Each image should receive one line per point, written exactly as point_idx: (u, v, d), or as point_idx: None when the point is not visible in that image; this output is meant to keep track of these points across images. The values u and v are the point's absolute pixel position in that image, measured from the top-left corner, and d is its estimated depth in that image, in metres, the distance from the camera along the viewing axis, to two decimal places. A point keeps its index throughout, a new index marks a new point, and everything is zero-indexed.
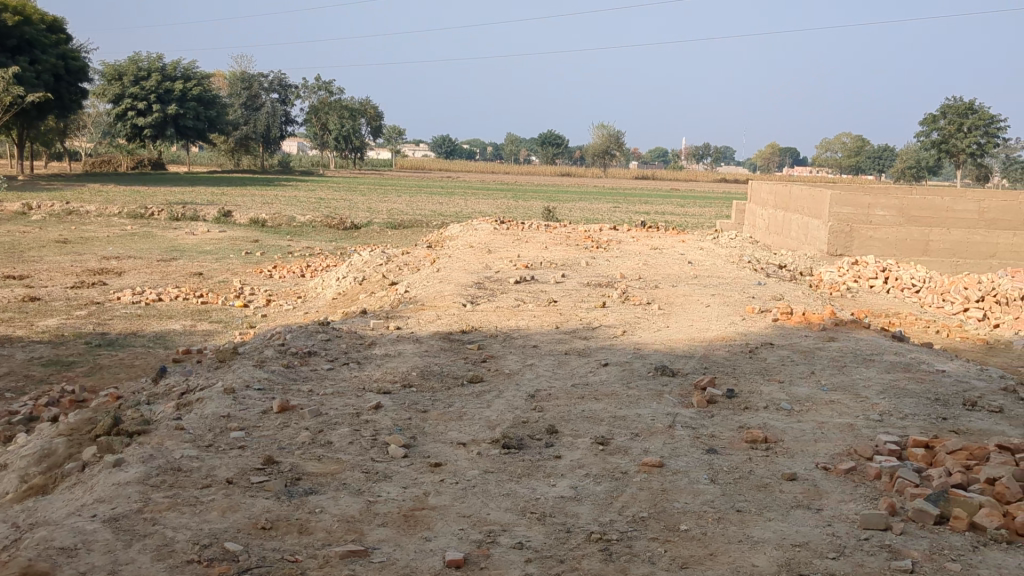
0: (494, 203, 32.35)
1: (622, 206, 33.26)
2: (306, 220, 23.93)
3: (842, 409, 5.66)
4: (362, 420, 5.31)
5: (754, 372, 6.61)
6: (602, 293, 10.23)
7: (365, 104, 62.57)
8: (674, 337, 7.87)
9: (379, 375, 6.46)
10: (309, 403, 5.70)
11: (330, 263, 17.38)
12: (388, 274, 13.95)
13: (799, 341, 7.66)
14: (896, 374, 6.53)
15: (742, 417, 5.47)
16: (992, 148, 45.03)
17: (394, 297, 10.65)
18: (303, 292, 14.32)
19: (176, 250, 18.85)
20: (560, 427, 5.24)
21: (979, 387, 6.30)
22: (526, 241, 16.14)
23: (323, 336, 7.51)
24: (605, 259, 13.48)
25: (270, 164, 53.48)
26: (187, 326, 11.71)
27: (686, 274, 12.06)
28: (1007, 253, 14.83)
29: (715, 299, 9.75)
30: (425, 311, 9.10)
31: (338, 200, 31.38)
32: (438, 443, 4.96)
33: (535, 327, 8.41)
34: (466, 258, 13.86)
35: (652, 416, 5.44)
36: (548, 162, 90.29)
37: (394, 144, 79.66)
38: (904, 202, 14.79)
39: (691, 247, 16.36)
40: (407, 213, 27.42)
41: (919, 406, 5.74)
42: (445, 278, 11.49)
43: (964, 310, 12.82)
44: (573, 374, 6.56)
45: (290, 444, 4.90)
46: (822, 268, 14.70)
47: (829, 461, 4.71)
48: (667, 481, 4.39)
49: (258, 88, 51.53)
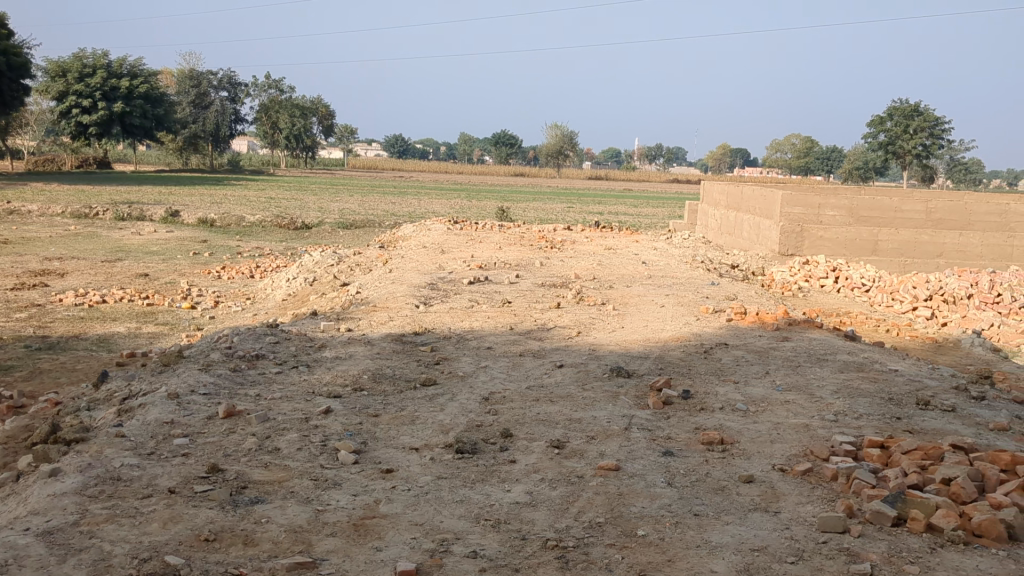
0: (447, 203, 32.19)
1: (576, 206, 33.29)
2: (256, 220, 23.60)
3: (797, 409, 5.64)
4: (312, 425, 5.17)
5: (709, 372, 6.58)
6: (557, 293, 10.16)
7: (317, 103, 62.00)
8: (629, 338, 7.82)
9: (329, 378, 6.32)
10: (257, 407, 5.54)
11: (281, 264, 17.13)
12: (340, 275, 13.76)
13: (753, 341, 7.65)
14: (849, 374, 6.54)
15: (698, 419, 5.43)
16: (937, 150, 45.85)
17: (345, 297, 10.49)
18: (252, 293, 14.08)
19: (121, 250, 18.47)
20: (515, 430, 5.15)
21: (931, 386, 6.33)
22: (479, 241, 16.03)
23: (272, 339, 7.35)
24: (558, 259, 13.42)
25: (220, 163, 52.75)
26: (132, 329, 11.43)
27: (640, 274, 12.04)
28: (954, 252, 15.05)
29: (669, 299, 9.73)
30: (377, 312, 8.97)
31: (289, 199, 31.02)
32: (390, 448, 4.84)
33: (489, 328, 8.31)
34: (419, 258, 13.72)
35: (608, 418, 5.37)
36: (501, 162, 90.29)
37: (346, 144, 79.10)
38: (853, 202, 14.90)
39: (645, 248, 16.38)
40: (359, 213, 27.17)
41: (873, 406, 5.74)
42: (398, 279, 11.34)
43: (912, 309, 12.97)
44: (527, 376, 6.48)
45: (236, 451, 4.75)
46: (774, 268, 14.80)
47: (785, 463, 4.68)
48: (624, 485, 4.31)
49: (206, 86, 50.79)
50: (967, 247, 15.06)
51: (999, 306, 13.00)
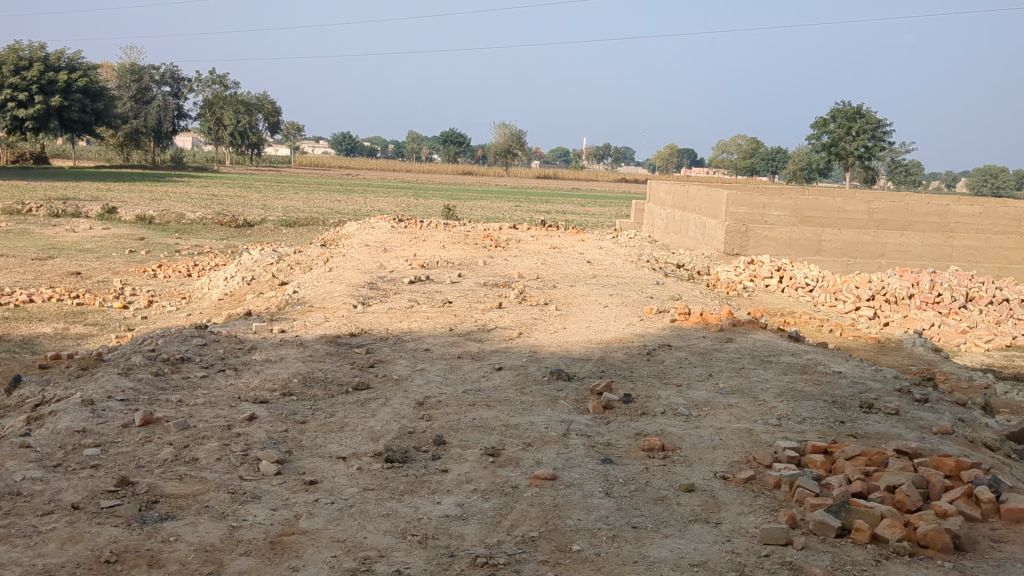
0: (393, 201, 31.83)
1: (523, 205, 33.12)
2: (197, 218, 23.04)
3: (740, 413, 5.49)
4: (233, 434, 4.90)
5: (652, 375, 6.42)
6: (499, 293, 9.96)
7: (262, 99, 61.11)
8: (571, 339, 7.64)
9: (257, 383, 6.04)
10: (177, 414, 5.25)
11: (219, 262, 16.69)
12: (279, 274, 13.41)
13: (696, 342, 7.51)
14: (792, 376, 6.42)
15: (639, 424, 5.25)
16: (879, 152, 46.52)
17: (281, 297, 10.17)
18: (188, 292, 13.66)
19: (53, 248, 17.86)
20: (448, 437, 4.93)
21: (875, 388, 6.23)
22: (423, 240, 15.77)
23: (198, 340, 7.03)
24: (503, 258, 13.22)
25: (161, 159, 51.66)
26: (59, 329, 10.99)
27: (585, 274, 11.87)
28: (895, 253, 15.14)
29: (613, 300, 9.58)
30: (313, 313, 8.68)
31: (231, 197, 30.43)
32: (315, 458, 4.59)
33: (427, 329, 8.07)
34: (360, 257, 13.42)
35: (546, 424, 5.17)
36: (449, 160, 89.95)
37: (293, 142, 78.13)
38: (797, 202, 15.01)
39: (591, 247, 16.25)
40: (303, 210, 26.72)
41: (817, 410, 5.61)
42: (337, 278, 11.04)
43: (855, 309, 13.00)
44: (465, 380, 6.26)
45: (150, 462, 4.46)
46: (719, 268, 14.77)
47: (726, 470, 4.52)
48: (560, 495, 4.11)
49: (148, 80, 49.73)
50: (909, 248, 15.16)
51: (939, 306, 13.09)
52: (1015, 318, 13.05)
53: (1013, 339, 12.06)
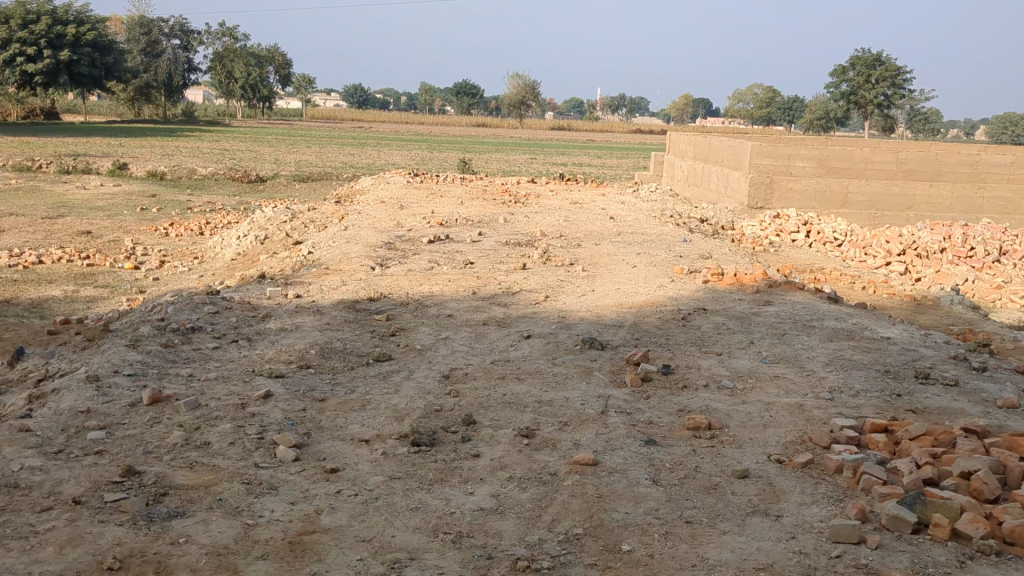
0: (407, 155, 31.31)
1: (538, 158, 32.59)
2: (209, 173, 22.64)
3: (789, 386, 5.12)
4: (247, 414, 4.57)
5: (689, 342, 6.05)
6: (522, 253, 9.57)
7: (273, 52, 60.34)
8: (600, 303, 7.25)
9: (272, 355, 5.70)
10: (187, 391, 4.92)
11: (232, 220, 16.34)
12: (292, 233, 13.06)
13: (733, 306, 7.12)
14: (840, 343, 6.03)
15: (681, 399, 4.89)
16: (898, 99, 45.55)
17: (295, 259, 9.81)
18: (200, 252, 13.30)
19: (63, 206, 17.53)
20: (478, 416, 4.58)
21: (928, 356, 5.83)
22: (439, 196, 15.36)
23: (209, 308, 6.68)
24: (523, 215, 12.82)
25: (173, 113, 51.12)
26: (69, 292, 10.68)
27: (609, 231, 11.46)
28: (924, 205, 14.66)
29: (640, 259, 9.17)
30: (329, 276, 8.32)
31: (244, 151, 30.01)
32: (336, 441, 4.26)
33: (449, 293, 7.70)
34: (376, 215, 13.02)
35: (582, 400, 4.82)
36: (462, 112, 89.07)
37: (305, 94, 77.38)
38: (822, 153, 14.46)
39: (612, 202, 15.79)
40: (317, 165, 26.31)
41: (870, 381, 5.23)
42: (353, 237, 10.66)
43: (886, 264, 12.57)
44: (492, 350, 5.91)
45: (157, 447, 4.14)
46: (744, 222, 14.33)
47: (781, 453, 4.16)
48: (603, 484, 3.77)
49: (157, 34, 49.07)
50: (938, 200, 14.67)
51: (973, 260, 12.63)
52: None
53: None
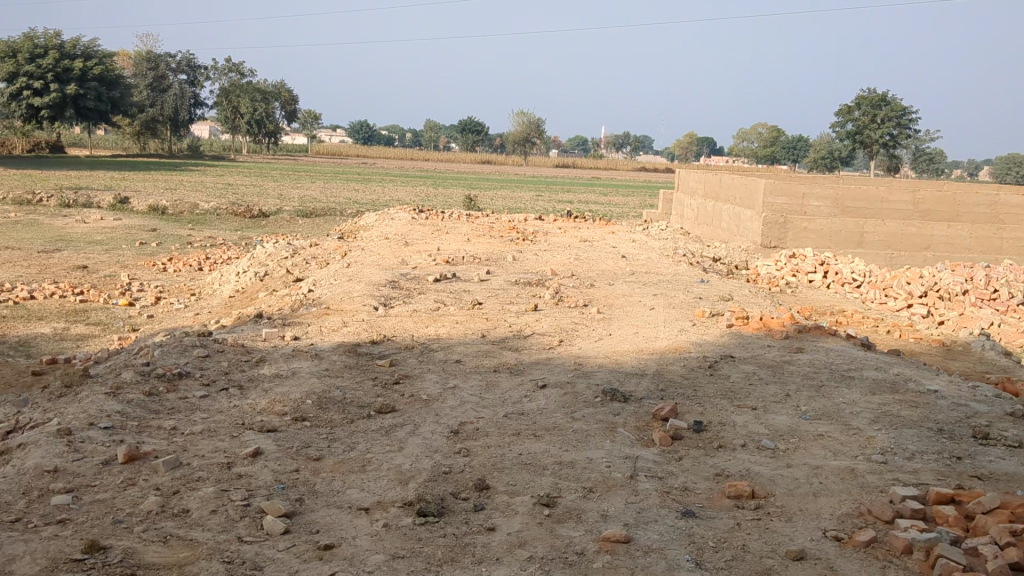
0: (412, 190, 30.99)
1: (544, 195, 32.23)
2: (211, 208, 22.26)
3: (836, 447, 4.61)
4: (233, 476, 4.07)
5: (719, 395, 5.55)
6: (533, 293, 9.11)
7: (279, 87, 60.33)
8: (618, 349, 6.76)
9: (264, 406, 5.21)
10: (168, 448, 4.43)
11: (233, 255, 15.91)
12: (293, 269, 12.60)
13: (762, 353, 6.62)
14: (884, 397, 5.52)
15: (718, 461, 4.39)
16: (904, 139, 45.20)
17: (295, 297, 9.33)
18: (198, 288, 12.83)
19: (61, 240, 17.12)
20: (493, 480, 4.09)
21: (982, 412, 5.32)
22: (445, 232, 14.91)
23: (199, 351, 6.19)
24: (532, 253, 12.37)
25: (178, 148, 50.95)
26: (58, 330, 10.19)
27: (622, 270, 10.98)
28: (942, 245, 14.15)
29: (659, 301, 8.71)
30: (330, 316, 7.84)
31: (247, 186, 29.71)
32: (331, 510, 3.76)
33: (457, 336, 7.22)
34: (380, 252, 12.57)
35: (608, 461, 4.32)
36: (466, 149, 88.96)
37: (310, 130, 77.40)
38: (838, 193, 14.17)
39: (623, 239, 15.33)
40: (321, 200, 25.93)
41: (923, 442, 4.73)
42: (356, 275, 10.19)
43: (908, 306, 12.10)
44: (505, 401, 5.41)
45: (128, 516, 3.64)
46: (758, 262, 13.86)
47: (838, 529, 3.66)
48: (639, 568, 3.26)
49: (165, 68, 49.01)
50: (957, 240, 14.19)
51: (996, 303, 12.14)
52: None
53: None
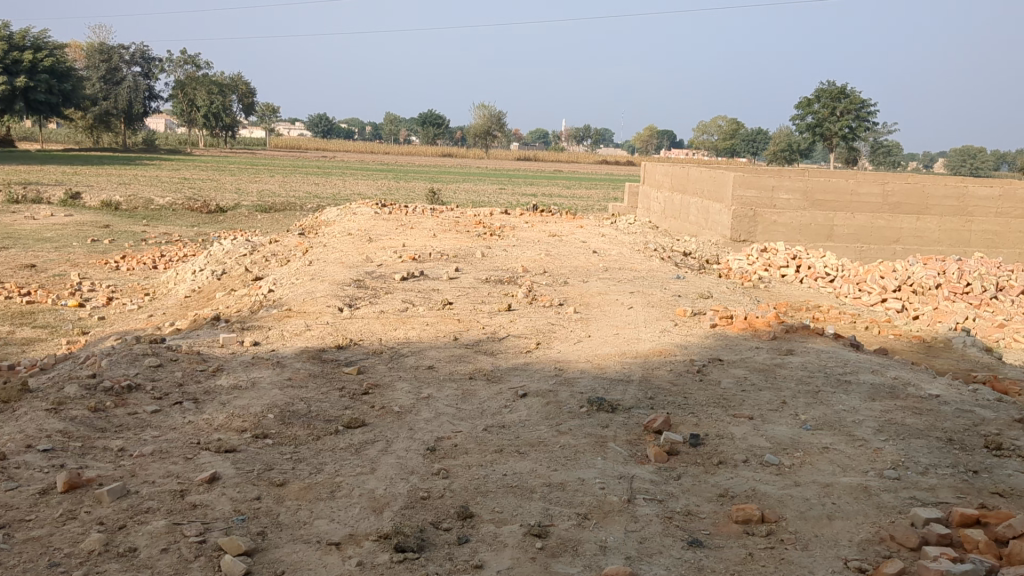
0: (373, 185, 30.38)
1: (507, 188, 31.83)
2: (166, 203, 21.58)
3: (844, 461, 4.28)
4: (187, 506, 3.65)
5: (712, 403, 5.21)
6: (505, 292, 8.72)
7: (236, 79, 59.27)
8: (599, 352, 6.39)
9: (221, 423, 4.77)
10: (114, 473, 3.98)
11: (189, 252, 15.34)
12: (252, 267, 12.09)
13: (751, 356, 6.29)
14: (885, 404, 5.21)
15: (721, 480, 4.04)
16: (863, 132, 45.35)
17: (254, 298, 8.86)
18: (152, 288, 12.27)
19: (7, 238, 16.40)
20: (477, 506, 3.70)
21: (988, 419, 5.03)
22: (410, 228, 14.47)
23: (150, 360, 5.72)
24: (502, 248, 12.00)
25: (132, 142, 49.78)
26: (2, 334, 9.61)
27: (595, 267, 10.62)
28: (911, 238, 13.94)
29: (636, 299, 8.36)
30: (292, 319, 7.39)
31: (204, 180, 28.96)
32: (297, 546, 3.35)
33: (428, 339, 6.81)
34: (342, 249, 12.09)
35: (602, 482, 3.95)
36: (427, 142, 88.19)
37: (268, 124, 76.31)
38: (807, 185, 13.89)
39: (593, 234, 14.97)
40: (280, 194, 25.32)
41: (935, 455, 4.42)
42: (318, 274, 9.72)
43: (882, 301, 11.84)
44: (484, 412, 5.02)
45: (66, 557, 3.20)
46: (729, 256, 13.52)
47: (861, 558, 3.32)
48: None
49: (118, 60, 47.82)
50: (925, 233, 13.97)
51: (969, 297, 11.97)
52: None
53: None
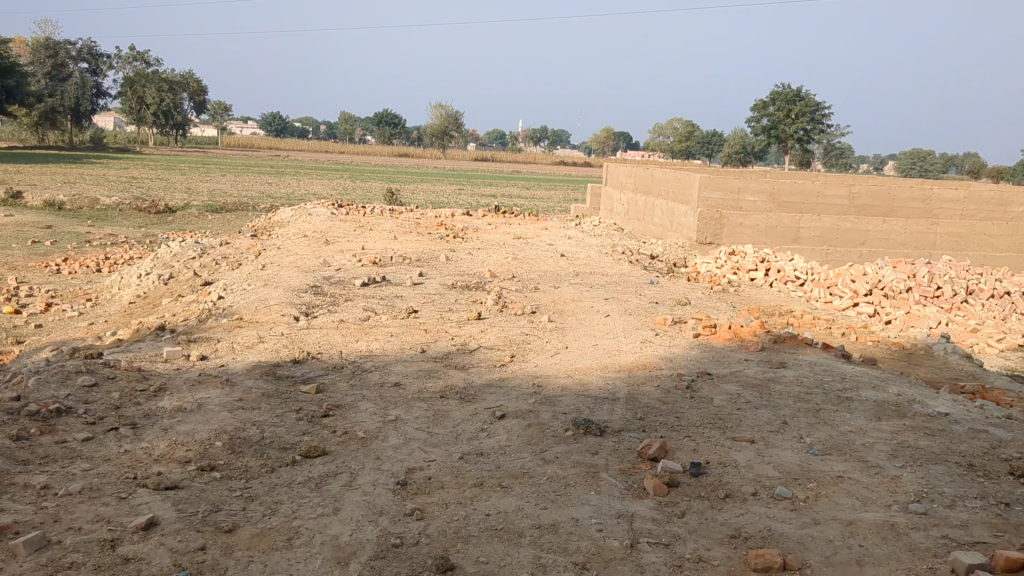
0: (328, 184, 29.64)
1: (466, 189, 31.32)
2: (113, 203, 20.76)
3: (863, 493, 3.86)
4: (118, 560, 3.11)
5: (708, 423, 4.76)
6: (473, 298, 8.23)
7: (188, 77, 57.98)
8: (579, 366, 5.92)
9: (162, 453, 4.23)
10: (32, 518, 3.42)
11: (135, 254, 14.64)
12: (202, 272, 11.46)
13: (741, 370, 5.86)
14: (893, 424, 4.81)
15: (733, 519, 3.58)
16: (818, 135, 45.45)
17: (203, 306, 8.27)
18: (95, 293, 11.57)
19: None
20: (458, 555, 3.20)
21: (1006, 440, 4.65)
22: (369, 229, 13.92)
23: (83, 379, 5.13)
24: (466, 251, 11.52)
25: (80, 141, 48.39)
26: None
27: (565, 271, 10.19)
28: (877, 241, 13.61)
29: (613, 306, 7.92)
30: (244, 329, 6.83)
31: (153, 179, 28.06)
32: None
33: (393, 352, 6.29)
34: (297, 251, 11.49)
35: (599, 522, 3.48)
36: (383, 141, 87.26)
37: (221, 121, 75.00)
38: (773, 187, 13.31)
39: (558, 236, 14.52)
40: (232, 194, 24.56)
41: (959, 483, 4.00)
42: (271, 279, 9.14)
43: (853, 304, 11.43)
44: (458, 437, 4.52)
45: None
46: (696, 259, 13.11)
47: None
48: None
49: (64, 56, 46.41)
50: (891, 235, 13.66)
51: (940, 300, 11.66)
52: (1019, 315, 11.77)
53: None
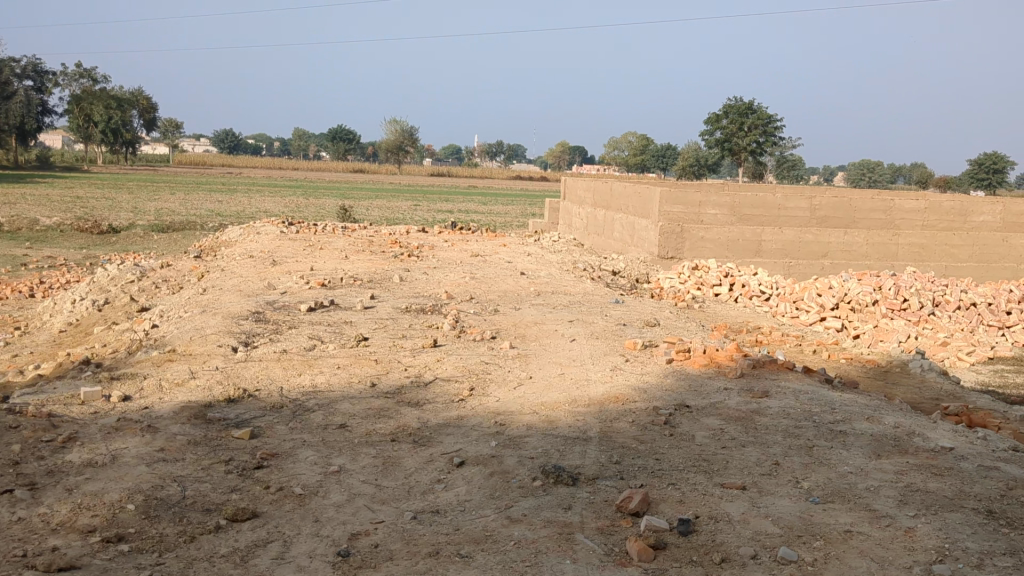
0: (279, 202, 28.85)
1: (421, 204, 30.74)
2: (52, 224, 19.84)
3: (877, 552, 3.35)
4: None
5: (691, 466, 4.24)
6: (427, 323, 7.65)
7: (137, 95, 56.74)
8: (545, 399, 5.38)
9: (63, 520, 3.60)
10: None
11: (72, 278, 13.83)
12: (140, 296, 10.74)
13: (721, 401, 5.35)
14: (896, 463, 4.32)
15: None
16: (770, 147, 45.47)
17: (134, 337, 7.59)
18: (24, 320, 10.79)
19: None
20: None
21: (1021, 479, 4.18)
22: (319, 248, 13.28)
23: None
24: (420, 271, 10.94)
25: (23, 160, 46.95)
26: None
27: (525, 291, 9.65)
28: (840, 253, 13.11)
29: (577, 330, 7.38)
30: (175, 364, 6.19)
31: (98, 198, 27.09)
32: None
33: (339, 387, 5.70)
34: (242, 274, 10.82)
35: None
36: (337, 157, 86.33)
37: (172, 138, 73.69)
38: (734, 200, 13.06)
39: (516, 253, 13.98)
40: (179, 213, 23.74)
41: (982, 536, 3.52)
42: (211, 305, 8.49)
43: (820, 319, 10.96)
44: (411, 491, 3.95)
45: None
46: (658, 275, 12.57)
47: None
48: None
49: (8, 73, 45.09)
50: (853, 247, 13.10)
51: (908, 313, 11.26)
52: (987, 327, 11.43)
53: (994, 350, 10.49)
